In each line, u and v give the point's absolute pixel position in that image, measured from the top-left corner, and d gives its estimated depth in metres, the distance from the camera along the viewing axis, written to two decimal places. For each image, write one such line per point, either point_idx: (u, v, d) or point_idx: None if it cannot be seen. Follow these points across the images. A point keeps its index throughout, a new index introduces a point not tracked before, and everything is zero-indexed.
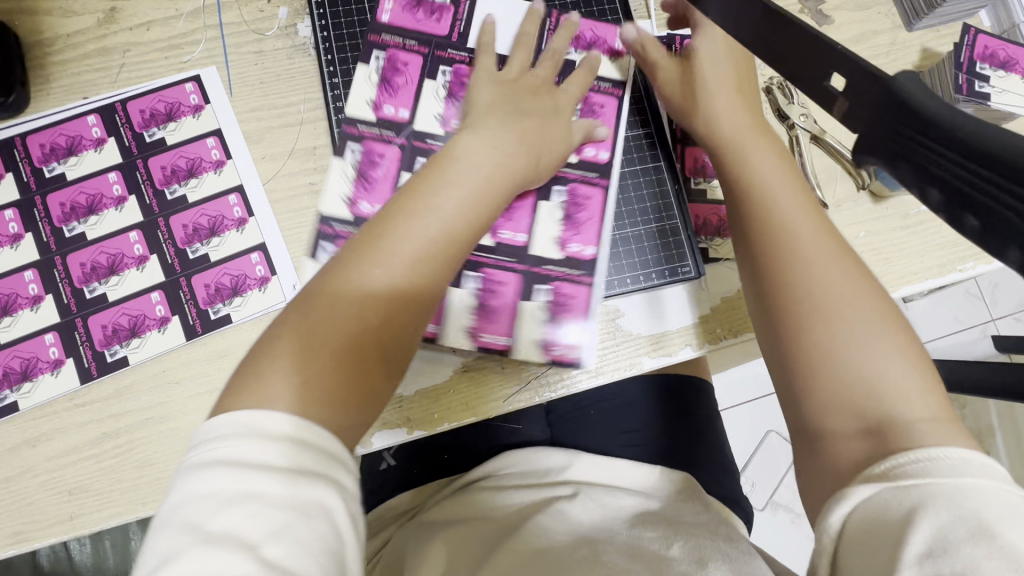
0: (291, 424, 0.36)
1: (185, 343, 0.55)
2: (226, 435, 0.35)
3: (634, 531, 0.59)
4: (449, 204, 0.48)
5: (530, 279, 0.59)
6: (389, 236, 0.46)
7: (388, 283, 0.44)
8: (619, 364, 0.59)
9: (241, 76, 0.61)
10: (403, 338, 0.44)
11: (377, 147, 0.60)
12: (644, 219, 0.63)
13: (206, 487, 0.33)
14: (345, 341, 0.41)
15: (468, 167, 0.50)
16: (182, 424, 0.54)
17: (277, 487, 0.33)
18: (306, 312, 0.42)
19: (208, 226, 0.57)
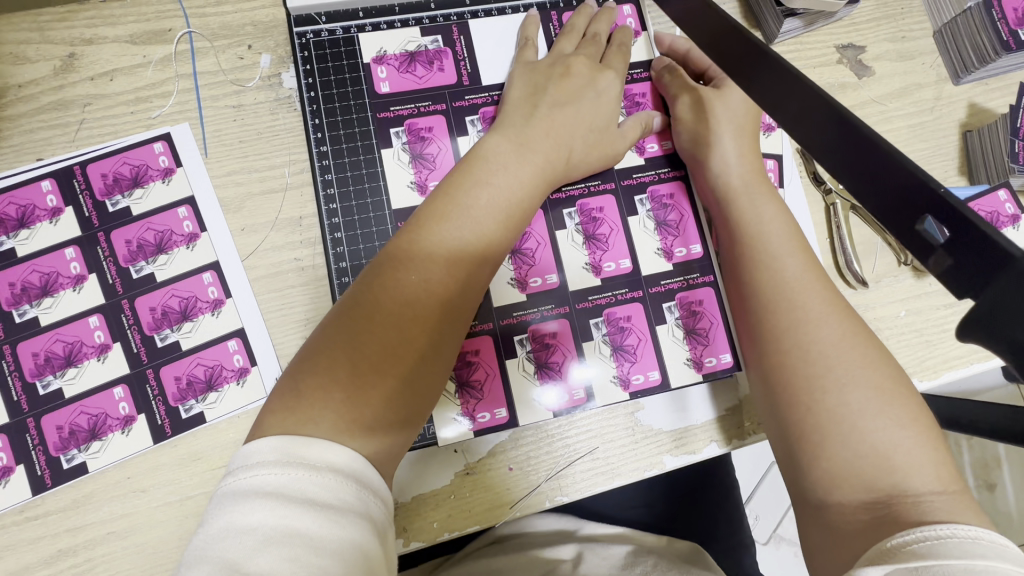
0: (332, 454, 0.37)
1: (153, 446, 0.48)
2: (269, 467, 0.35)
3: None
4: (478, 209, 0.44)
5: (566, 316, 0.51)
6: (418, 253, 0.42)
7: (417, 308, 0.41)
8: (638, 465, 0.53)
9: (218, 134, 0.54)
10: (416, 363, 0.41)
11: (416, 147, 0.54)
12: (679, 245, 0.53)
13: (247, 523, 0.33)
14: (356, 361, 0.40)
15: (500, 176, 0.46)
16: (148, 539, 0.48)
17: (316, 526, 0.33)
18: (336, 336, 0.40)
19: (179, 309, 0.51)
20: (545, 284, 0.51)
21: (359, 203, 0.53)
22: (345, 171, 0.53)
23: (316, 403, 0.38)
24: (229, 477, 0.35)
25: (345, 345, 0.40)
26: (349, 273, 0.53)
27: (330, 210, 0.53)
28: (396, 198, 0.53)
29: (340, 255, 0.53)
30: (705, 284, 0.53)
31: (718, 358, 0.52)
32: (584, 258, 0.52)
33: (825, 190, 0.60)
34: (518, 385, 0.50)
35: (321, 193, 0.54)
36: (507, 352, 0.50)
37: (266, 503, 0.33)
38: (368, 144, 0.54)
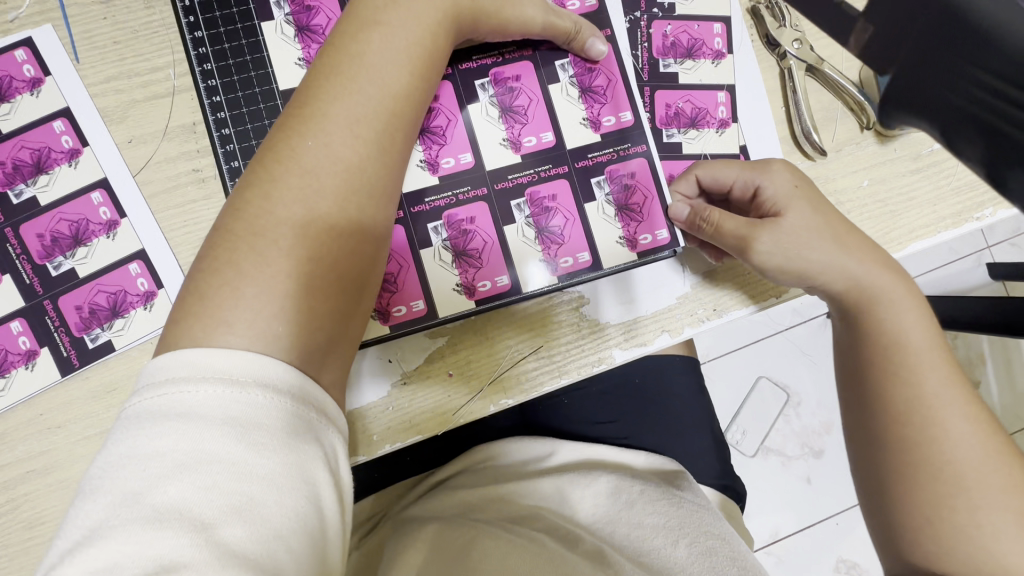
0: (258, 368, 0.32)
1: (62, 380, 0.45)
2: (181, 385, 0.30)
3: (634, 518, 0.51)
4: (377, 63, 0.38)
5: (485, 194, 0.45)
6: (314, 120, 0.37)
7: (326, 181, 0.36)
8: (585, 361, 0.50)
9: (88, 35, 0.48)
10: (331, 241, 0.36)
11: (301, 21, 0.46)
12: (608, 113, 0.47)
13: (155, 448, 0.29)
14: (257, 250, 0.34)
15: (399, 19, 0.39)
16: (72, 474, 0.45)
17: (238, 450, 0.29)
18: (234, 225, 0.35)
19: (69, 234, 0.46)
20: (459, 165, 0.45)
21: (247, 93, 0.47)
22: (225, 53, 0.47)
23: (222, 294, 0.33)
24: (136, 398, 0.30)
25: (247, 231, 0.35)
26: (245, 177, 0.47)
27: (213, 102, 0.47)
28: (282, 79, 0.47)
29: (231, 155, 0.47)
30: (639, 153, 0.47)
31: (654, 234, 0.47)
32: (501, 132, 0.45)
33: (781, 54, 0.54)
34: (435, 278, 0.44)
35: (203, 86, 0.47)
36: (421, 242, 0.44)
37: (177, 426, 0.29)
38: (247, 18, 0.46)
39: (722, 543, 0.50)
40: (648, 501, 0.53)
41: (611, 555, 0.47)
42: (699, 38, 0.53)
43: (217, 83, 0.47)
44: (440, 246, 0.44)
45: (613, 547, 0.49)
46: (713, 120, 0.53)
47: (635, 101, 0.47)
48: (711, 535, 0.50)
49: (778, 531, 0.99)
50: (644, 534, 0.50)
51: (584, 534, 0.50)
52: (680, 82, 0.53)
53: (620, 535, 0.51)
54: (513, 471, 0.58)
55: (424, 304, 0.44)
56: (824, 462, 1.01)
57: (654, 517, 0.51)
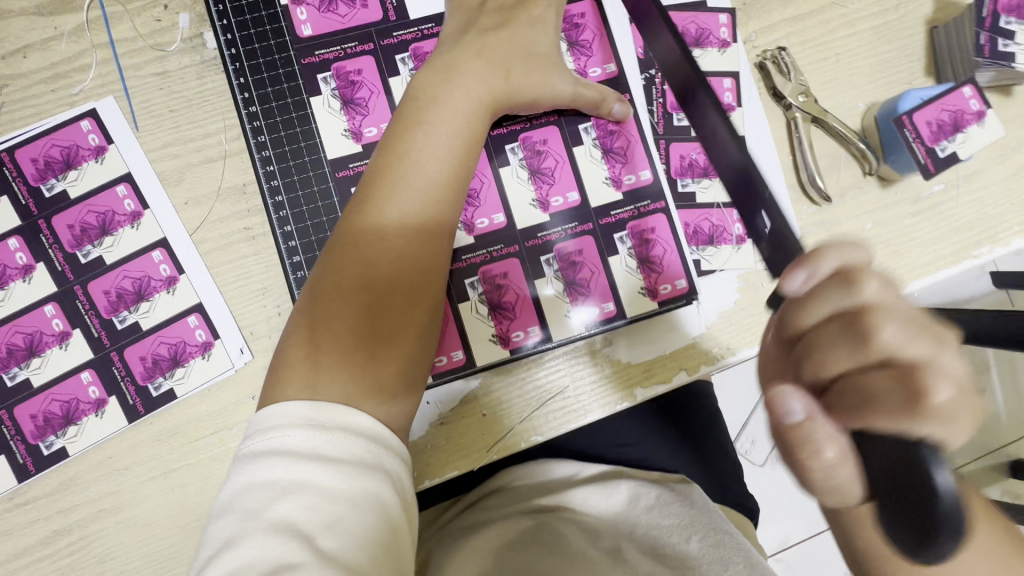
0: (333, 413, 0.37)
1: (128, 426, 0.49)
2: (282, 430, 0.36)
3: (651, 523, 0.56)
4: (425, 154, 0.43)
5: (517, 251, 0.49)
6: (372, 211, 0.42)
7: (386, 266, 0.41)
8: (609, 399, 0.53)
9: (146, 104, 0.51)
10: (389, 318, 0.41)
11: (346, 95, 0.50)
12: (628, 174, 0.51)
13: (265, 477, 0.34)
14: (329, 330, 0.40)
15: (441, 114, 0.44)
16: (139, 512, 0.49)
17: (331, 479, 0.34)
18: (311, 310, 0.41)
19: (133, 291, 0.50)
20: (492, 224, 0.48)
21: (297, 162, 0.51)
22: (277, 126, 0.51)
23: (303, 366, 0.39)
24: (248, 439, 0.36)
25: (323, 317, 0.40)
26: (295, 237, 0.51)
27: (268, 172, 0.51)
28: (330, 148, 0.50)
29: (284, 220, 0.51)
30: (657, 210, 0.51)
31: (672, 284, 0.51)
32: (530, 193, 0.49)
33: (785, 105, 0.57)
34: (472, 329, 0.48)
35: (257, 156, 0.51)
36: (459, 297, 0.48)
37: (280, 461, 0.34)
38: (297, 94, 0.50)
39: (728, 536, 0.54)
40: (663, 505, 0.57)
41: (628, 550, 0.52)
42: None
43: (270, 153, 0.51)
44: (475, 301, 0.48)
45: (630, 539, 0.54)
46: None
47: (652, 164, 0.51)
48: (720, 533, 0.54)
49: (788, 538, 1.03)
50: (659, 530, 0.55)
51: (604, 530, 0.55)
52: None
53: (637, 527, 0.55)
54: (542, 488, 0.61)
55: (463, 354, 0.48)
56: None
57: (668, 518, 0.56)
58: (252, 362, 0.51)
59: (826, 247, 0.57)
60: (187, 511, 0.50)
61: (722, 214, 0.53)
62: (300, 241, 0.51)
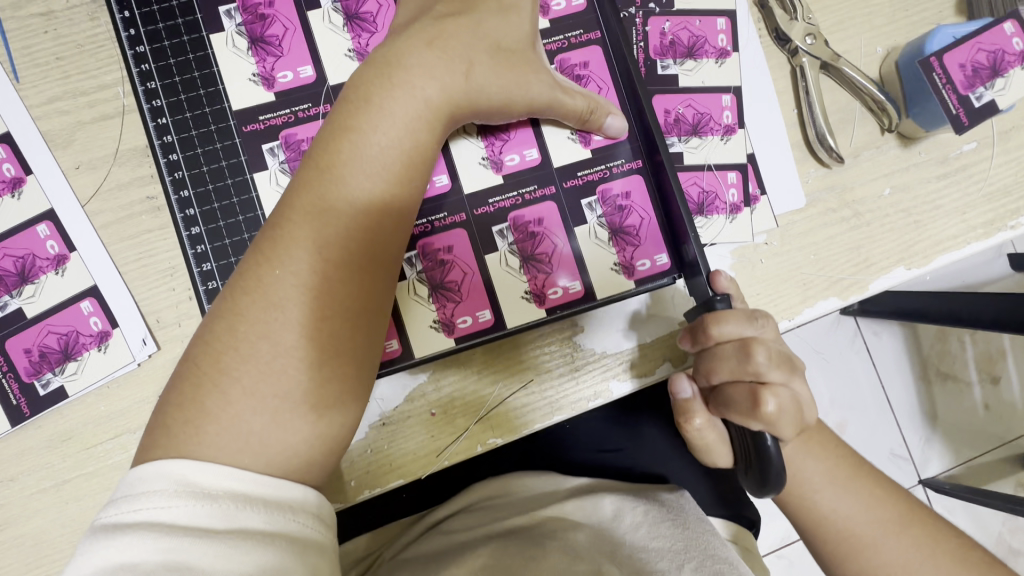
0: (226, 476, 0.31)
1: (13, 430, 0.42)
2: (153, 499, 0.29)
3: (637, 544, 0.49)
4: (369, 159, 0.35)
5: (463, 218, 0.41)
6: (281, 244, 0.34)
7: (292, 313, 0.33)
8: (580, 394, 0.46)
9: (27, 51, 0.43)
10: (323, 360, 0.33)
11: (255, 33, 0.39)
12: None
13: (127, 558, 0.28)
14: (244, 375, 0.32)
15: (376, 125, 0.35)
16: (28, 529, 0.42)
17: (211, 556, 0.28)
18: (202, 360, 0.33)
19: (14, 271, 0.42)
20: (432, 188, 0.40)
21: (193, 114, 0.39)
22: (171, 70, 0.39)
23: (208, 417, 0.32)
24: (108, 509, 0.30)
25: (216, 365, 0.33)
26: (194, 205, 0.39)
27: (159, 125, 0.39)
28: (236, 98, 0.39)
29: (180, 183, 0.39)
30: (634, 169, 0.42)
31: (652, 259, 0.42)
32: (480, 150, 0.41)
33: (791, 50, 0.49)
34: (410, 314, 0.40)
35: (143, 105, 0.39)
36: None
37: (150, 537, 0.28)
38: (193, 29, 0.39)
39: (730, 568, 0.47)
40: (653, 524, 0.50)
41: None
42: (700, 35, 0.48)
43: (162, 104, 0.39)
44: (420, 282, 0.40)
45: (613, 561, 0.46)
46: (718, 127, 0.48)
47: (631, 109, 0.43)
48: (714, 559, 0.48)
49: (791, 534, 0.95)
50: (648, 554, 0.48)
51: (583, 551, 0.47)
52: (680, 85, 0.48)
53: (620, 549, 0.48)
54: (515, 507, 0.54)
55: (399, 343, 0.40)
56: None
57: (657, 541, 0.49)
58: (157, 354, 0.43)
59: (834, 218, 0.49)
60: (84, 528, 0.43)
61: (714, 178, 0.48)
62: (200, 209, 0.39)
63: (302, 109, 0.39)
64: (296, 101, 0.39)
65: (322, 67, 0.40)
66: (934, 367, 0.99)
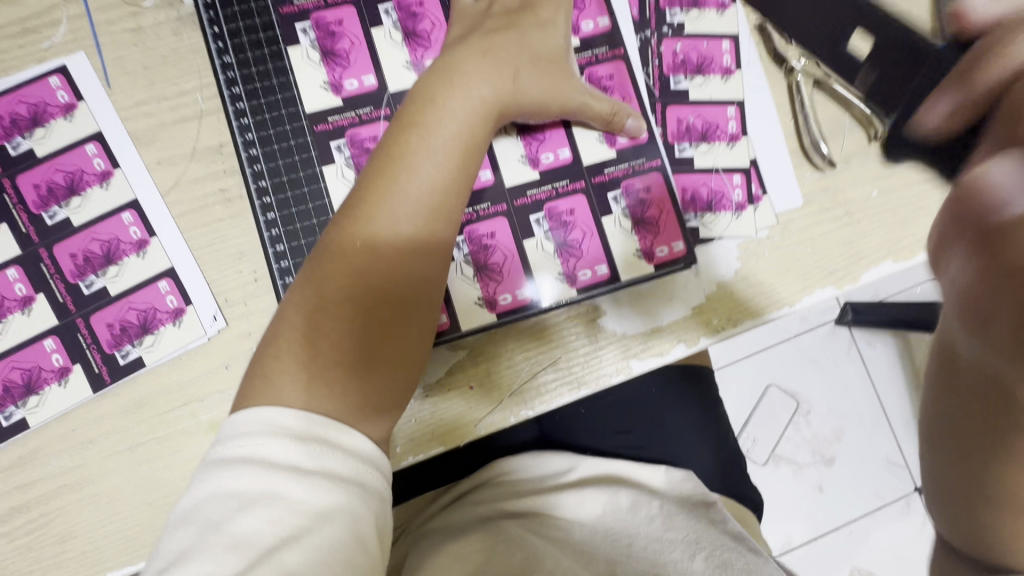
0: (314, 423, 0.36)
1: (93, 396, 0.46)
2: (256, 438, 0.34)
3: (653, 533, 0.51)
4: (435, 148, 0.41)
5: (504, 207, 0.46)
6: (361, 219, 0.40)
7: (371, 274, 0.40)
8: (603, 371, 0.51)
9: (119, 61, 0.49)
10: (392, 315, 0.40)
11: (326, 48, 0.46)
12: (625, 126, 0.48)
13: (234, 487, 0.33)
14: (329, 322, 0.39)
15: (441, 118, 0.42)
16: (103, 488, 0.46)
17: (303, 489, 0.33)
18: (295, 316, 0.39)
19: (101, 253, 0.47)
20: (478, 182, 0.46)
21: (272, 115, 0.45)
22: (252, 77, 0.46)
23: (302, 356, 0.38)
24: (217, 446, 0.35)
25: (305, 318, 0.39)
26: (269, 193, 0.45)
27: (241, 125, 0.46)
28: (308, 101, 0.45)
29: (258, 174, 0.45)
30: (654, 167, 0.48)
31: (669, 246, 0.48)
32: (520, 149, 0.47)
33: (788, 69, 0.55)
34: (457, 292, 0.45)
35: (228, 109, 0.46)
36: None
37: (251, 472, 0.33)
38: (273, 43, 0.46)
39: (737, 549, 0.49)
40: (666, 518, 0.52)
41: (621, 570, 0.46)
42: (708, 55, 0.54)
43: (244, 106, 0.46)
44: (469, 266, 0.45)
45: (626, 558, 0.48)
46: (724, 135, 0.54)
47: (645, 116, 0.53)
48: (727, 550, 0.49)
49: (792, 539, 0.99)
50: (660, 544, 0.49)
51: (594, 537, 0.51)
52: (690, 98, 0.54)
53: (635, 539, 0.50)
54: (534, 487, 0.58)
55: (447, 319, 0.46)
56: (837, 471, 1.01)
57: (672, 531, 0.51)
58: (226, 329, 0.48)
59: (827, 217, 0.54)
60: (153, 488, 0.47)
61: (721, 179, 0.53)
62: (274, 194, 0.45)
63: (365, 113, 0.46)
64: (361, 105, 0.46)
65: (384, 76, 0.46)
66: None
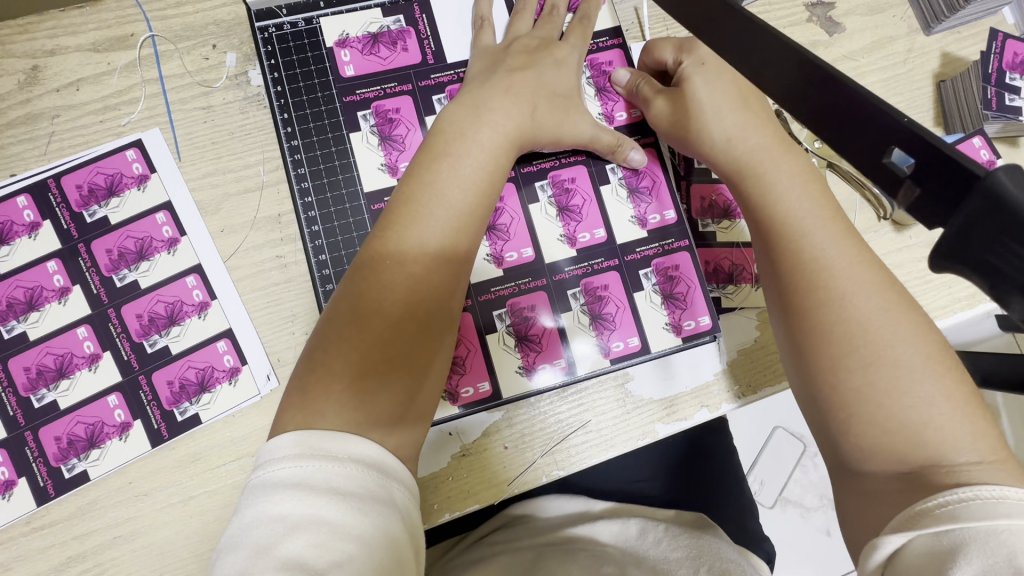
0: (350, 445, 0.38)
1: (151, 450, 0.49)
2: (296, 461, 0.37)
3: (659, 552, 0.55)
4: (461, 175, 0.46)
5: (545, 281, 0.53)
6: (393, 240, 0.44)
7: (400, 289, 0.43)
8: (630, 434, 0.53)
9: (190, 136, 0.54)
10: (419, 325, 0.44)
11: (384, 135, 0.54)
12: (654, 212, 0.55)
13: (278, 512, 0.35)
14: (356, 333, 0.42)
15: (468, 148, 0.47)
16: (155, 539, 0.49)
17: (343, 513, 0.35)
18: (328, 332, 0.42)
19: (165, 314, 0.51)
20: (521, 258, 0.52)
21: (334, 193, 0.53)
22: (317, 159, 0.53)
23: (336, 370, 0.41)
24: (258, 471, 0.37)
25: (332, 347, 0.42)
26: (330, 266, 0.53)
27: (306, 202, 0.53)
28: (368, 182, 0.53)
29: (319, 249, 0.53)
30: (680, 248, 0.54)
31: (696, 321, 0.54)
32: (559, 229, 0.53)
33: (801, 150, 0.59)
34: (499, 359, 0.52)
35: (296, 187, 0.53)
36: (487, 328, 0.52)
37: (295, 495, 0.35)
38: (337, 129, 0.54)
39: (736, 566, 0.53)
40: (672, 538, 0.57)
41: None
42: None
43: (309, 184, 0.53)
44: (513, 337, 0.52)
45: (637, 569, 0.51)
46: None
47: (675, 198, 0.55)
48: (725, 562, 0.53)
49: None
50: (668, 563, 0.53)
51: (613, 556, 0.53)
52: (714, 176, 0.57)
53: (645, 558, 0.54)
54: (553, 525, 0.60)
55: (489, 384, 0.51)
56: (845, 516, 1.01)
57: (677, 551, 0.55)
58: (277, 388, 0.51)
59: None
60: (203, 539, 0.49)
61: (744, 253, 0.56)
62: (330, 257, 0.53)
63: None
64: None
65: None
66: None
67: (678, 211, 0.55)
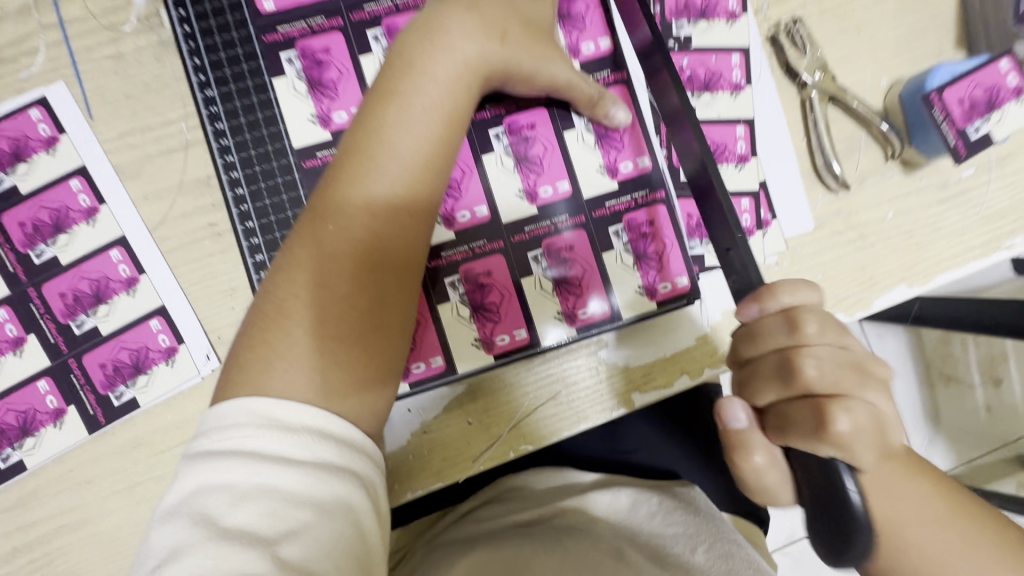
0: (301, 414, 0.35)
1: (89, 437, 0.46)
2: (242, 430, 0.34)
3: (656, 527, 0.52)
4: (414, 119, 0.40)
5: (502, 243, 0.47)
6: (338, 197, 0.39)
7: (348, 253, 0.39)
8: (604, 405, 0.49)
9: (101, 90, 0.47)
10: (373, 292, 0.39)
11: (314, 81, 0.47)
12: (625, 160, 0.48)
13: (223, 481, 0.33)
14: (302, 305, 0.38)
15: (417, 82, 0.41)
16: (103, 527, 0.46)
17: (294, 482, 0.33)
18: (268, 305, 0.38)
19: (90, 292, 0.47)
20: (475, 217, 0.47)
21: (258, 150, 0.47)
22: (236, 111, 0.47)
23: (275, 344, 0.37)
24: (202, 438, 0.35)
25: (281, 315, 0.38)
26: (258, 235, 0.47)
27: (226, 162, 0.47)
28: (296, 136, 0.47)
29: (245, 215, 0.47)
30: (654, 200, 0.49)
31: (673, 282, 0.49)
32: (517, 183, 0.47)
33: (800, 83, 0.52)
34: (453, 330, 0.47)
35: (214, 145, 0.47)
36: (438, 298, 0.47)
37: (242, 463, 0.33)
38: (257, 75, 0.47)
39: (737, 548, 0.51)
40: (667, 513, 0.54)
41: (630, 553, 0.47)
42: (716, 71, 0.51)
43: (229, 142, 0.47)
44: (469, 306, 0.47)
45: (634, 547, 0.48)
46: (731, 155, 0.51)
47: (650, 145, 0.49)
48: (726, 542, 0.51)
49: (794, 532, 0.98)
50: (664, 539, 0.50)
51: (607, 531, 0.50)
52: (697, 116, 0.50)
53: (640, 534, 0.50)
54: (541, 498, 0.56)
55: (442, 359, 0.47)
56: None
57: (673, 527, 0.52)
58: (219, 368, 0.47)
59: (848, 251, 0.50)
60: None
61: None
62: (258, 223, 0.47)
63: None
64: None
65: None
66: (937, 370, 0.97)
67: (653, 160, 0.49)
